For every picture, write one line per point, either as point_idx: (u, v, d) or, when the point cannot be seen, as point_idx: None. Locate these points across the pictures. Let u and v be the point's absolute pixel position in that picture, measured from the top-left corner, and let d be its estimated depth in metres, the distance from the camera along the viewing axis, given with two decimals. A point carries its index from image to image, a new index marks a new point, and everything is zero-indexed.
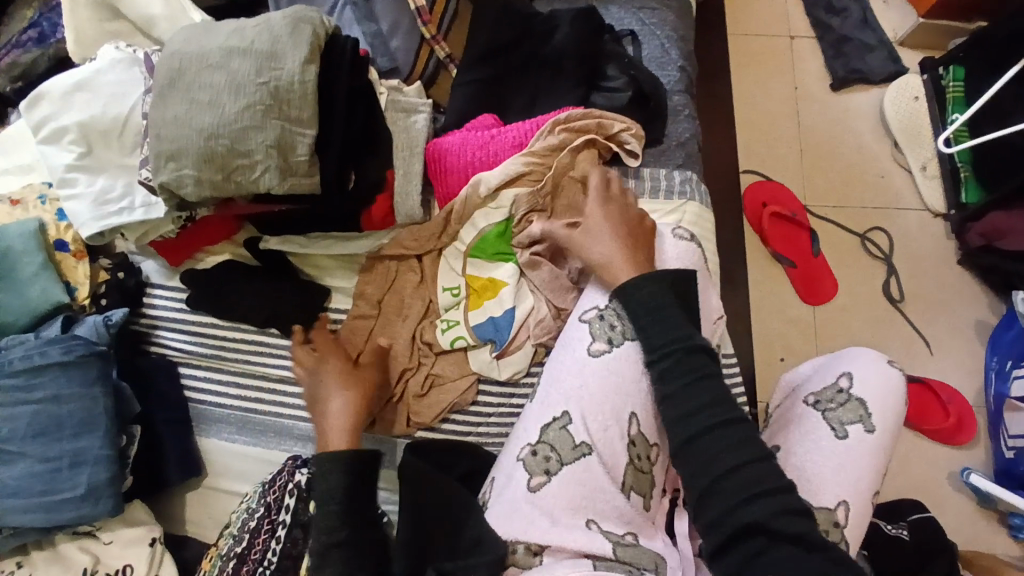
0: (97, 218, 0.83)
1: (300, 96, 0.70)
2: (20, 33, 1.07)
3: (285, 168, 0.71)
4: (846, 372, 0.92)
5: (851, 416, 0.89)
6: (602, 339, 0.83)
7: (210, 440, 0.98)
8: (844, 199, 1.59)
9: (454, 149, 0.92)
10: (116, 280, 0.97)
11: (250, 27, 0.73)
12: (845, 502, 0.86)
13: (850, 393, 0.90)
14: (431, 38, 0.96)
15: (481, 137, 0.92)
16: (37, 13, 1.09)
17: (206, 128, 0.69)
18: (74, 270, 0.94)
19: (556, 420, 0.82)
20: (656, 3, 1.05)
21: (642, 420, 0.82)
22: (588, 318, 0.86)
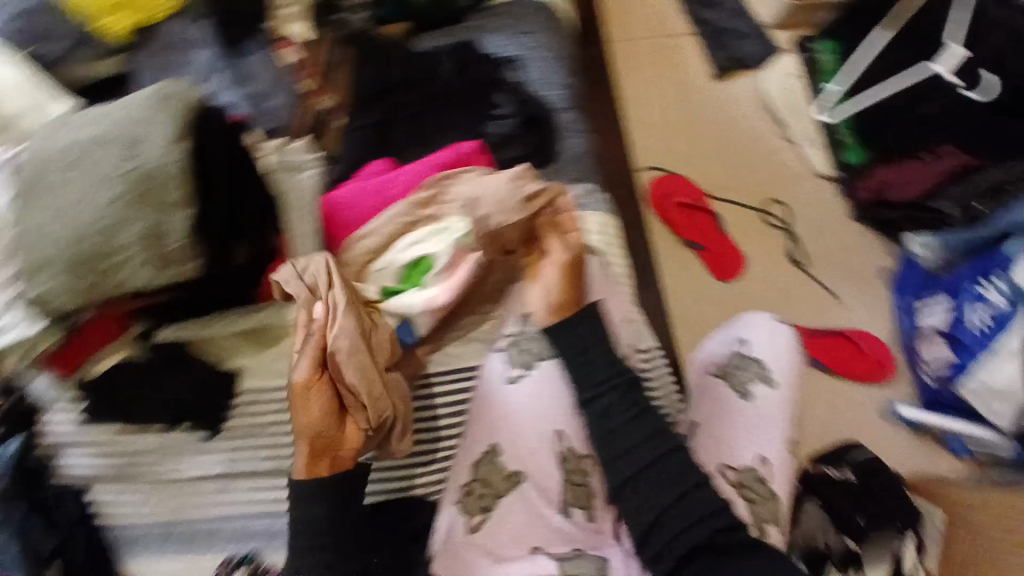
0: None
1: (168, 180, 0.66)
2: None
3: (162, 260, 0.66)
4: (741, 339, 1.05)
5: (753, 376, 1.02)
6: (518, 365, 0.90)
7: (138, 558, 0.90)
8: (722, 174, 1.52)
9: (349, 202, 0.90)
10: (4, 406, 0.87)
11: (108, 114, 0.69)
12: (764, 457, 0.96)
13: (750, 357, 1.03)
14: (313, 92, 0.99)
15: (376, 184, 0.91)
16: None
17: (70, 230, 0.63)
18: None
19: (484, 455, 0.86)
20: (533, 26, 1.07)
21: (571, 435, 0.87)
22: (502, 348, 0.91)
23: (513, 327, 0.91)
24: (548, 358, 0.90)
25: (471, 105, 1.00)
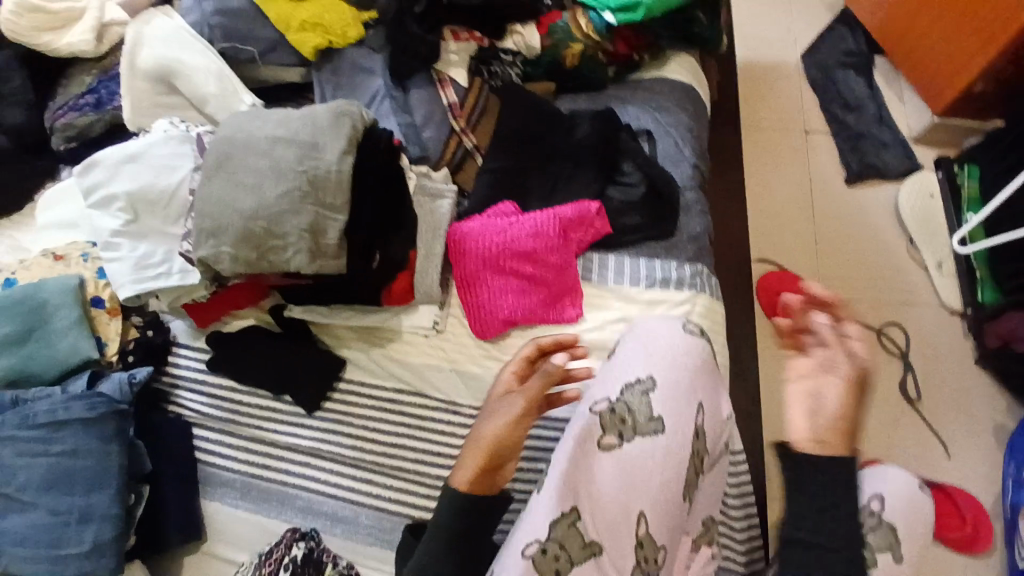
0: (136, 282, 0.88)
1: (334, 184, 0.75)
2: (77, 97, 1.13)
3: (315, 251, 0.73)
4: (878, 494, 0.91)
5: (882, 543, 0.88)
6: (612, 432, 0.88)
7: (213, 503, 0.99)
8: (857, 291, 1.65)
9: (474, 234, 0.97)
10: (145, 338, 1.01)
11: (296, 118, 0.80)
12: None
13: (881, 518, 0.89)
14: (460, 130, 1.01)
15: (500, 224, 0.97)
16: (97, 79, 1.15)
17: (247, 211, 0.72)
18: (107, 327, 0.99)
19: (563, 517, 0.81)
20: (671, 103, 1.09)
21: (652, 520, 0.83)
22: (599, 409, 0.88)
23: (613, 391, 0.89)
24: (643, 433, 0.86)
25: (605, 165, 1.01)
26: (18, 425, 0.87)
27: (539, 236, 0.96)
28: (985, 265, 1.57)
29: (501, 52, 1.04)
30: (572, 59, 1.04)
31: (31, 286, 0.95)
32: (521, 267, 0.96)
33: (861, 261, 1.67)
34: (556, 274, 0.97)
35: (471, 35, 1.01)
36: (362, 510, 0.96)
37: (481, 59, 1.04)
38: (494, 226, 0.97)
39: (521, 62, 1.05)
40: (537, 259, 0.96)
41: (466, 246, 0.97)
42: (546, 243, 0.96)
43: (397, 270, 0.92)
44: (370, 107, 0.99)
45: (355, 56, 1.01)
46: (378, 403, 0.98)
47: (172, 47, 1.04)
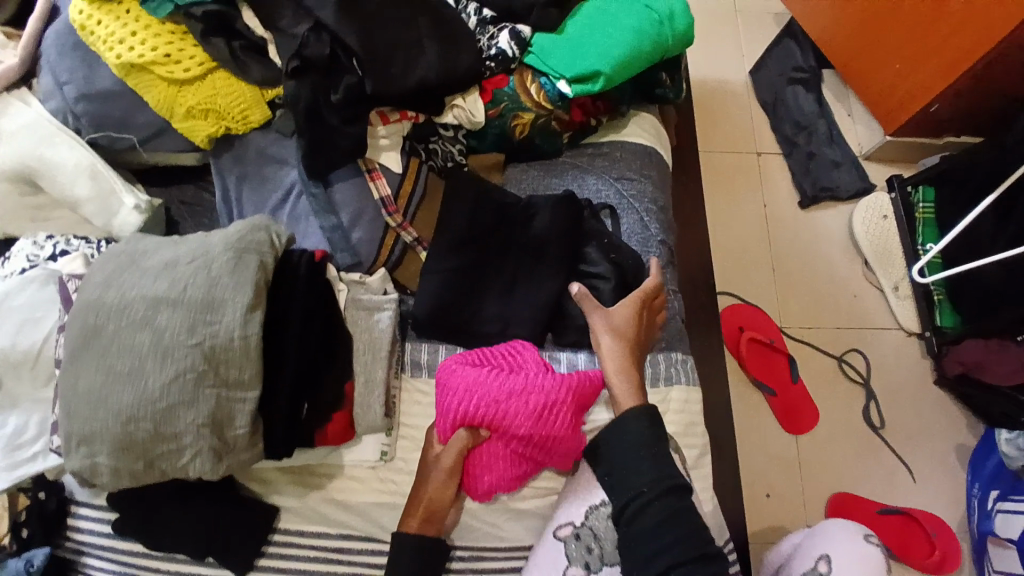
0: (10, 466, 0.70)
1: (240, 354, 0.62)
2: None
3: (219, 445, 0.63)
4: (825, 556, 1.01)
5: None
6: (579, 563, 0.80)
7: None
8: (817, 319, 1.61)
9: (460, 391, 0.79)
10: (35, 504, 0.82)
11: (183, 263, 0.65)
12: None
13: None
14: (397, 225, 0.85)
15: (495, 389, 0.78)
16: None
17: (125, 410, 0.60)
18: None
19: None
20: (634, 172, 0.99)
21: None
22: (564, 536, 0.81)
23: (579, 514, 0.81)
24: (612, 563, 0.80)
25: (568, 255, 0.88)
26: None
27: (540, 417, 0.78)
28: (943, 291, 1.55)
29: (440, 126, 0.90)
30: (521, 128, 0.93)
31: None
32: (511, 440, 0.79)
33: (821, 291, 1.64)
34: (552, 456, 0.81)
35: (403, 115, 0.85)
36: None
37: (418, 136, 0.89)
38: (492, 381, 0.79)
39: (463, 135, 0.92)
40: (538, 437, 0.78)
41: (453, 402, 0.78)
42: (554, 426, 0.78)
43: (329, 409, 0.75)
44: (285, 208, 0.84)
45: (261, 144, 0.83)
46: (325, 556, 0.83)
47: (28, 143, 0.82)
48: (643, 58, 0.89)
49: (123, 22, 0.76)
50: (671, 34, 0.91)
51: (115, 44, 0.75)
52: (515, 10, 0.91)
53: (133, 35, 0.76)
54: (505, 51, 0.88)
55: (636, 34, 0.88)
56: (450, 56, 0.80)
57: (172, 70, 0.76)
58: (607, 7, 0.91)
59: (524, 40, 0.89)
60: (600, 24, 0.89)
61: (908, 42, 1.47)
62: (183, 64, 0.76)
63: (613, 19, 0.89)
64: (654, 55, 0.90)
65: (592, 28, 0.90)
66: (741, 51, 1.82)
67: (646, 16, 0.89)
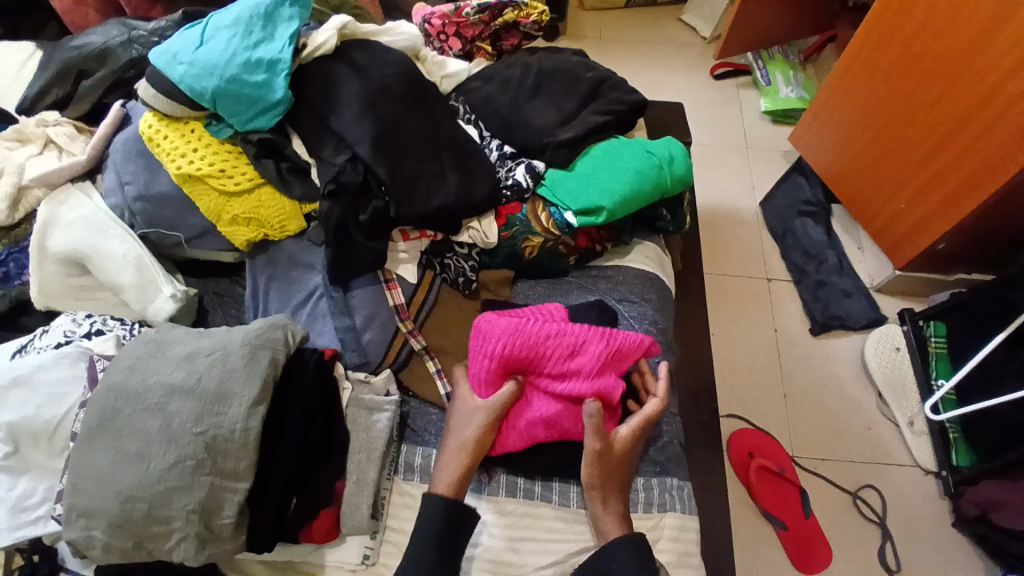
0: (10, 528, 0.74)
1: (239, 445, 0.67)
2: None
3: (205, 534, 0.66)
4: None
5: None
6: None
7: None
8: (829, 450, 1.57)
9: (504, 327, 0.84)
10: (28, 566, 0.81)
11: (203, 354, 0.72)
12: None
13: None
14: (408, 331, 0.92)
15: (539, 328, 0.84)
16: (5, 250, 1.01)
17: (125, 490, 0.64)
18: None
19: None
20: (637, 294, 1.06)
21: None
22: None
23: None
24: None
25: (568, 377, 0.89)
26: None
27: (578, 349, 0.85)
28: (958, 428, 1.51)
29: (456, 243, 0.98)
30: (531, 250, 1.01)
31: None
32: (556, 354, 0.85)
33: (833, 420, 1.61)
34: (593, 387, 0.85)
35: (422, 234, 0.94)
36: None
37: (434, 251, 0.98)
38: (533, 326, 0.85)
39: (477, 253, 1.00)
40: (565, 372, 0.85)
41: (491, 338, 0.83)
42: (584, 363, 0.85)
43: (319, 508, 0.79)
44: (306, 307, 0.91)
45: (294, 250, 0.93)
46: None
47: (88, 233, 0.93)
48: (643, 197, 0.98)
49: (186, 139, 0.89)
50: (669, 176, 1.01)
51: (177, 156, 0.88)
52: (532, 148, 1.04)
53: (195, 151, 0.88)
54: (520, 183, 0.99)
55: (638, 176, 0.98)
56: (468, 184, 0.90)
57: (224, 183, 0.88)
58: (614, 150, 1.02)
59: (536, 175, 1.00)
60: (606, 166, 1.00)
61: (913, 181, 1.55)
62: (235, 177, 0.88)
63: (618, 161, 1.00)
64: (653, 194, 1.00)
65: (599, 167, 1.00)
66: (752, 182, 1.94)
67: (648, 161, 0.99)
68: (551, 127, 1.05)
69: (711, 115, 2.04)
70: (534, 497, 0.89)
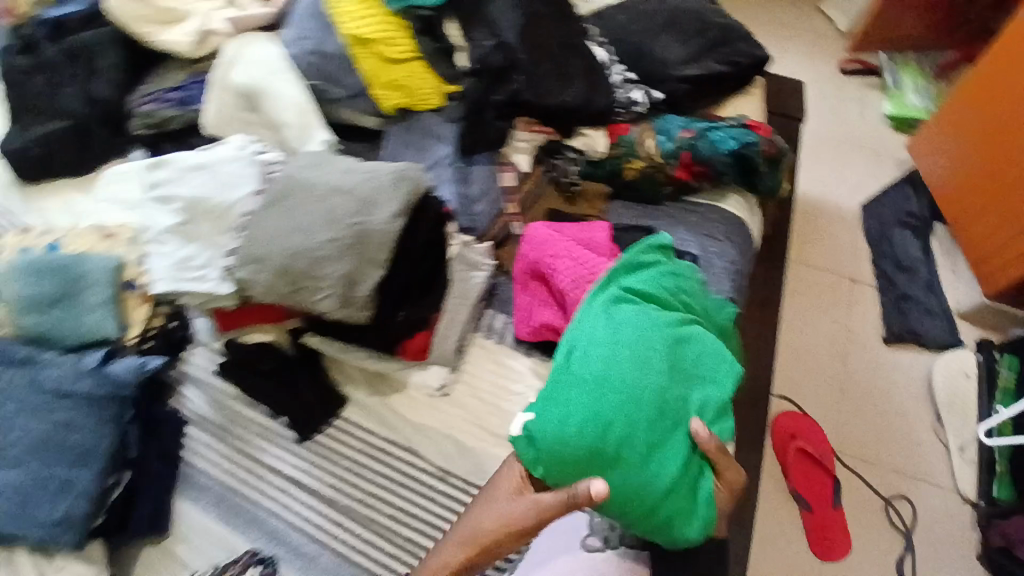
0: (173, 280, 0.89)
1: (380, 243, 0.78)
2: (166, 90, 1.17)
3: (344, 301, 0.76)
4: None
5: None
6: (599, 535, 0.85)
7: (185, 502, 1.01)
8: (873, 455, 1.58)
9: (540, 240, 1.00)
10: (166, 329, 1.03)
11: (359, 171, 0.83)
12: None
13: None
14: (510, 214, 1.05)
15: (566, 239, 1.00)
16: (189, 77, 1.18)
17: (291, 247, 0.75)
18: (134, 312, 0.99)
19: None
20: (722, 234, 1.10)
21: None
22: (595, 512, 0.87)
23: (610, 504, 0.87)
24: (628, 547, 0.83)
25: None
26: (29, 384, 0.89)
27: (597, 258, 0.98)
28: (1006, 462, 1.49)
29: (568, 148, 1.09)
30: (632, 173, 1.09)
31: (74, 257, 0.97)
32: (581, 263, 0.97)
33: (886, 427, 1.61)
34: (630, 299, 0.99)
35: (543, 130, 1.07)
36: (324, 552, 0.98)
37: (548, 150, 1.09)
38: (562, 237, 1.01)
39: (584, 161, 1.10)
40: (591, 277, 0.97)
41: (537, 245, 0.99)
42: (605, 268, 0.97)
43: (416, 327, 0.94)
44: (430, 170, 1.02)
45: (429, 122, 1.04)
46: (368, 452, 1.01)
47: (264, 71, 1.07)
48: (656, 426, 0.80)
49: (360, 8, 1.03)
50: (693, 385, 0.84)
51: (353, 20, 1.02)
52: (657, 77, 1.13)
53: (368, 19, 1.02)
54: (635, 100, 1.10)
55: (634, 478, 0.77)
56: (594, 93, 1.03)
57: (388, 50, 1.02)
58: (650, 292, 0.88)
59: (653, 101, 1.11)
60: (716, 125, 1.08)
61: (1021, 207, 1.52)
62: (398, 47, 1.02)
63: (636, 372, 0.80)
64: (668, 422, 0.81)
65: (617, 363, 0.80)
66: (859, 184, 1.91)
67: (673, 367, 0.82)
68: (678, 62, 1.13)
69: (835, 111, 2.01)
70: None
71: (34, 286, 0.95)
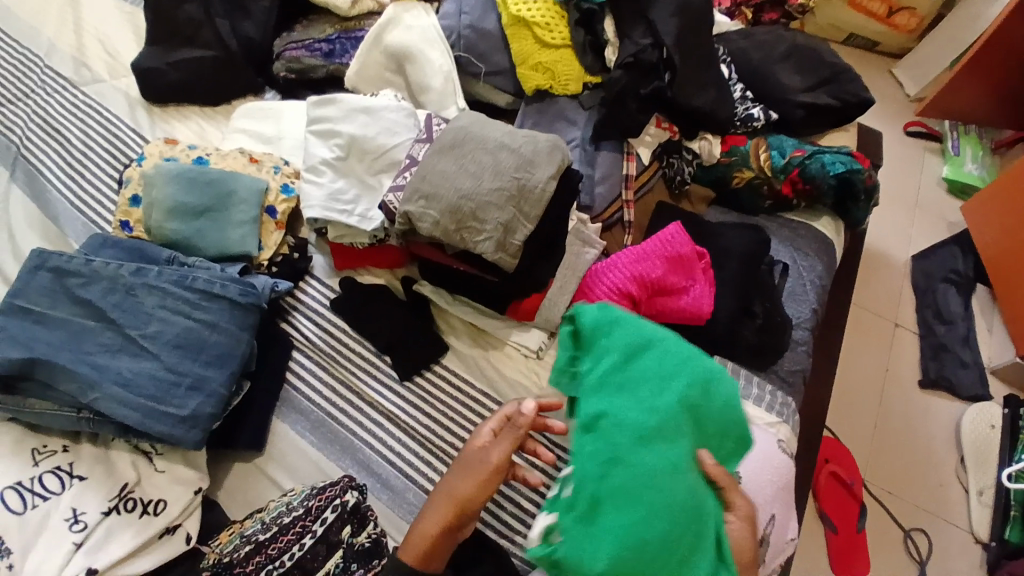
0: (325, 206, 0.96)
1: (536, 200, 0.87)
2: (315, 40, 1.30)
3: (502, 244, 0.85)
4: None
5: None
6: None
7: (282, 424, 1.03)
8: (899, 488, 1.65)
9: (612, 262, 1.04)
10: (292, 259, 1.10)
11: (523, 134, 0.92)
12: None
13: None
14: (625, 200, 1.13)
15: (636, 251, 1.04)
16: (335, 33, 1.32)
17: (465, 191, 0.85)
18: (269, 235, 1.08)
19: None
20: (811, 251, 1.17)
21: None
22: None
23: None
24: None
25: (744, 286, 1.07)
26: (175, 282, 0.93)
27: (661, 264, 1.01)
28: (1021, 508, 1.50)
29: (685, 148, 1.19)
30: (739, 180, 1.18)
31: (225, 174, 1.06)
32: (649, 272, 1.00)
33: (910, 463, 1.68)
34: (691, 303, 1.02)
35: (665, 128, 1.18)
36: (412, 488, 0.98)
37: (667, 148, 1.20)
38: (633, 250, 1.04)
39: (697, 164, 1.20)
40: (660, 287, 1.01)
41: (608, 265, 1.04)
42: (666, 275, 1.01)
43: (533, 289, 1.01)
44: None
45: (565, 106, 1.17)
46: (465, 400, 1.04)
47: (418, 38, 1.19)
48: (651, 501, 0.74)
49: None
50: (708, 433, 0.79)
51: (519, 3, 1.15)
52: (771, 101, 1.23)
53: (534, 2, 1.15)
54: (753, 115, 1.19)
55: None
56: (719, 105, 1.14)
57: (546, 35, 1.15)
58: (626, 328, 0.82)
59: (769, 118, 1.20)
60: (823, 150, 1.16)
61: None
62: (554, 34, 1.15)
63: (654, 463, 0.72)
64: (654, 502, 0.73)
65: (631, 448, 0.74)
66: (910, 237, 2.00)
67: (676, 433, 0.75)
68: (796, 89, 1.23)
69: (895, 165, 2.11)
70: None
71: (190, 193, 1.03)
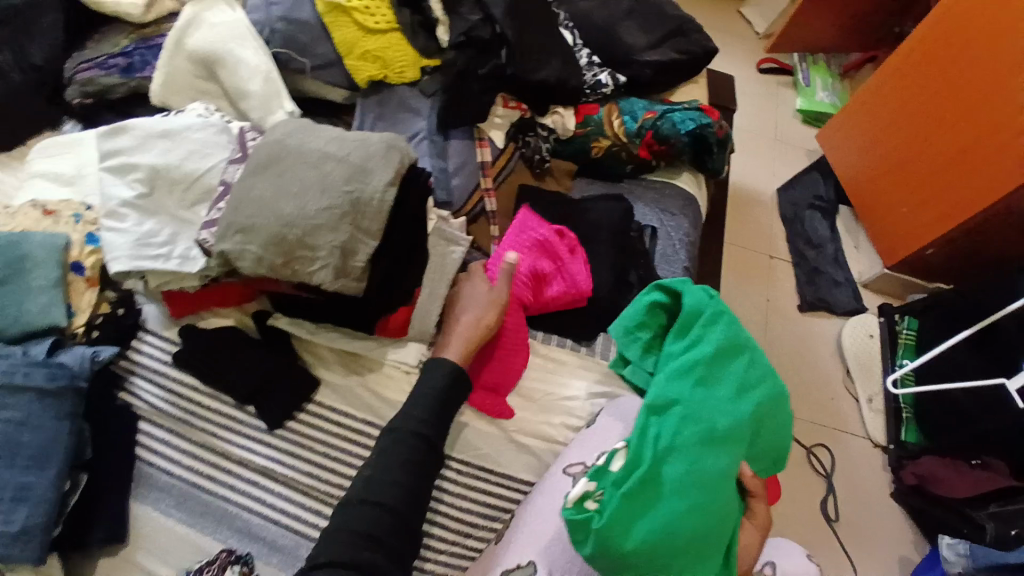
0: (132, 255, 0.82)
1: (375, 211, 0.77)
2: (108, 55, 1.11)
3: (341, 269, 0.76)
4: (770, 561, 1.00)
5: None
6: None
7: (143, 506, 0.90)
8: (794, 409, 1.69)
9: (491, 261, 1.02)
10: (115, 316, 0.96)
11: (350, 139, 0.82)
12: None
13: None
14: (485, 188, 1.06)
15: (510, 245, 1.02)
16: (133, 44, 1.13)
17: (284, 217, 0.75)
18: (80, 295, 0.93)
19: (519, 568, 0.85)
20: (678, 210, 1.17)
21: None
22: (573, 472, 0.90)
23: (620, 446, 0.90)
24: None
25: (617, 259, 1.05)
26: None
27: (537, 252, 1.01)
28: (911, 408, 1.59)
29: (538, 125, 1.13)
30: (598, 150, 1.15)
31: (10, 236, 0.89)
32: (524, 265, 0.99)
33: (802, 386, 1.73)
34: (570, 288, 0.99)
35: (516, 105, 1.13)
36: (304, 542, 0.89)
37: (521, 127, 1.13)
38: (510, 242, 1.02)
39: (553, 139, 1.14)
40: (539, 277, 0.99)
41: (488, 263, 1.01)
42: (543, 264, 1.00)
43: (398, 304, 0.93)
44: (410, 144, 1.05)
45: (405, 95, 1.08)
46: (346, 434, 0.95)
47: (223, 37, 1.04)
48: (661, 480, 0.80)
49: None
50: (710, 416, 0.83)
51: None
52: (619, 63, 1.20)
53: None
54: (601, 81, 1.15)
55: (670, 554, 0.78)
56: (566, 75, 1.08)
57: (366, 19, 1.04)
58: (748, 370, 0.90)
59: (618, 83, 1.16)
60: (673, 108, 1.15)
61: (915, 196, 1.67)
62: (375, 17, 1.04)
63: (720, 462, 0.81)
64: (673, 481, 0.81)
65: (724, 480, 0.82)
66: (775, 170, 2.09)
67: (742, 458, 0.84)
68: (641, 47, 1.20)
69: (754, 103, 2.18)
70: (564, 346, 1.02)
71: None
